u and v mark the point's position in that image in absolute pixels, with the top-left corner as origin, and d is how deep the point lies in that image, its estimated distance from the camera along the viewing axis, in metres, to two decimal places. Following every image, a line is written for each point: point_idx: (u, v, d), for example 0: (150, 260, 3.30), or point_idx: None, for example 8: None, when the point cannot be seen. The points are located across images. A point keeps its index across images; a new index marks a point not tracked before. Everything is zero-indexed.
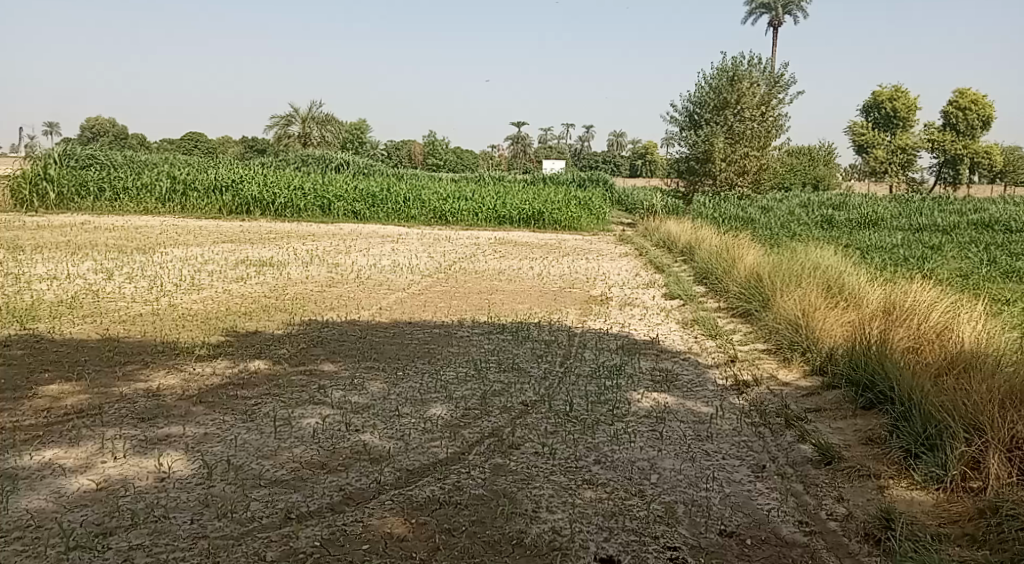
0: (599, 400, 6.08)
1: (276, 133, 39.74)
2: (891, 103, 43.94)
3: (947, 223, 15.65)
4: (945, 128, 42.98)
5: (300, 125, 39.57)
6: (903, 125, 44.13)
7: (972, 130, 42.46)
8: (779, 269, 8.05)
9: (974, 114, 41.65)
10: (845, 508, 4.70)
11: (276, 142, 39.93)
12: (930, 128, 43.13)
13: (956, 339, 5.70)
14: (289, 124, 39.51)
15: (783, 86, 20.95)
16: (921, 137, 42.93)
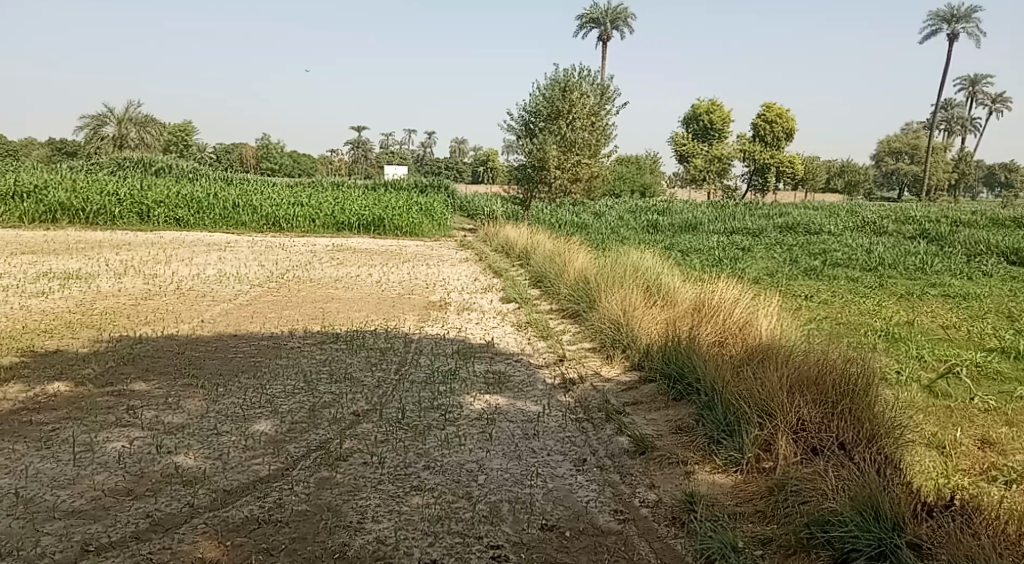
0: (431, 406, 6.09)
1: (87, 134, 36.67)
2: (708, 115, 47.35)
3: (756, 226, 17.12)
4: (756, 139, 47.08)
5: (116, 125, 36.79)
6: (721, 136, 47.69)
7: (777, 142, 46.80)
8: (604, 271, 8.43)
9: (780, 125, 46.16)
10: (656, 494, 5.04)
11: (87, 144, 36.82)
12: (742, 139, 47.11)
13: (755, 333, 6.23)
14: (101, 124, 36.65)
15: (611, 97, 21.96)
16: (734, 147, 46.74)
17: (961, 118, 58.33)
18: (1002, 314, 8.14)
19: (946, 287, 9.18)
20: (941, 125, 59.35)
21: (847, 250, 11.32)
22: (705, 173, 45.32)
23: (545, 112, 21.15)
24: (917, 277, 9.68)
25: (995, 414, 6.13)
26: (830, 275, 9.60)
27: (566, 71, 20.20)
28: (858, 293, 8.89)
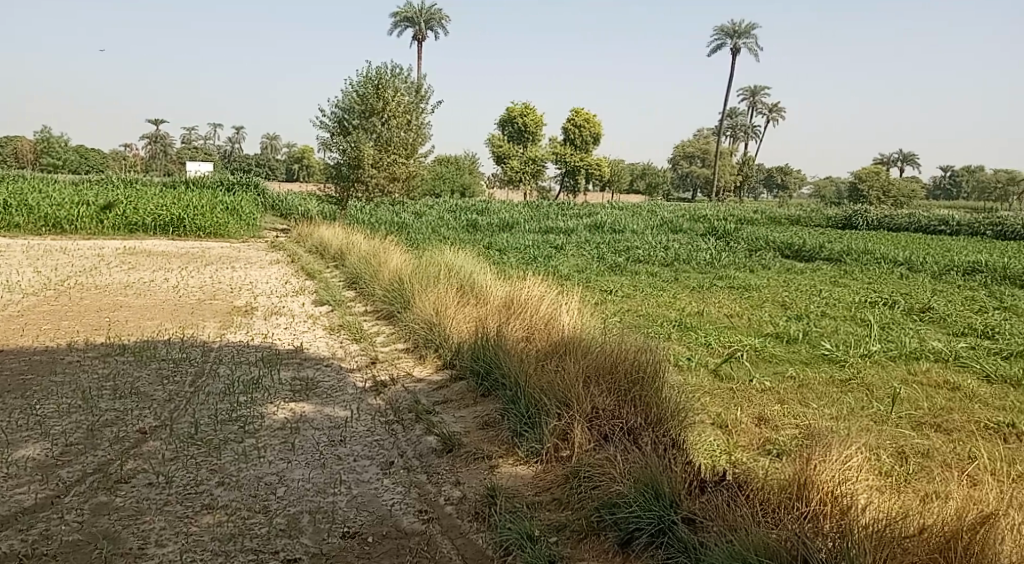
0: (229, 418, 5.77)
1: None
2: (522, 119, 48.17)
3: (568, 225, 17.95)
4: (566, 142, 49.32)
5: None
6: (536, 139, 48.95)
7: (586, 145, 49.34)
8: (418, 271, 8.43)
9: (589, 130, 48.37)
10: (461, 491, 5.12)
11: None
12: (554, 142, 49.17)
13: (557, 327, 6.51)
14: None
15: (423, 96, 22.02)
16: (547, 150, 48.70)
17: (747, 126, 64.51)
18: (777, 303, 9.09)
19: (732, 279, 10.11)
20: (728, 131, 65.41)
21: (647, 247, 12.15)
22: (521, 174, 47.00)
23: (359, 109, 20.67)
24: (708, 271, 10.58)
25: (770, 393, 6.82)
26: (633, 271, 10.25)
27: (378, 69, 19.90)
28: (657, 286, 9.57)
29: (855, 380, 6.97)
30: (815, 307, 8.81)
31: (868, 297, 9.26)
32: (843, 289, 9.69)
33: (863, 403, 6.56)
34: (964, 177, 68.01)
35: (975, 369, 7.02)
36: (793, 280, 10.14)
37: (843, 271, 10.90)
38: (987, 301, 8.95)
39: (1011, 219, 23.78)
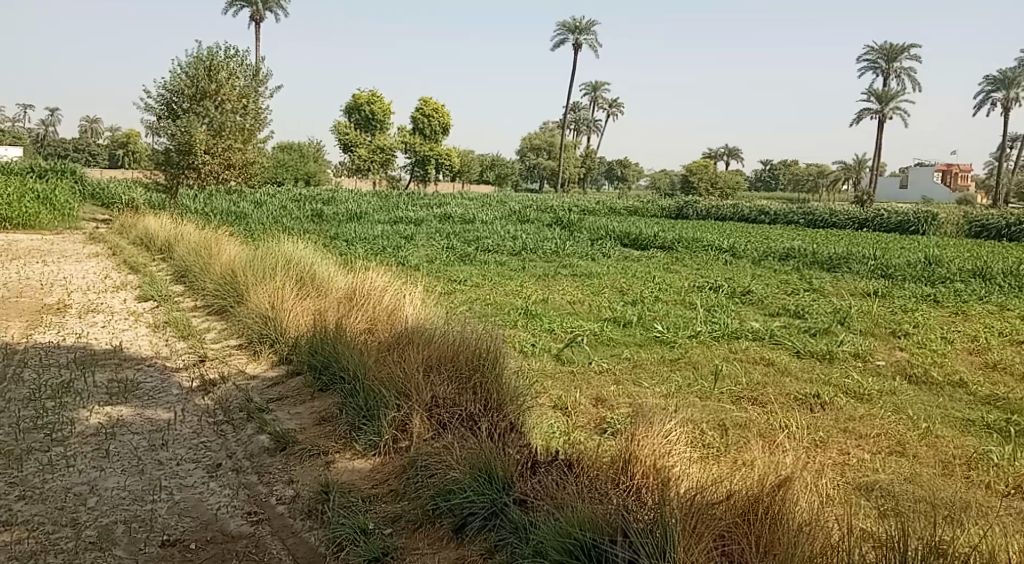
0: (34, 427, 5.29)
1: None
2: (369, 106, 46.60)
3: (417, 216, 17.84)
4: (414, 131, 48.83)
5: None
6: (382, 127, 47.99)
7: (435, 135, 49.04)
8: (254, 263, 8.08)
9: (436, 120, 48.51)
10: (293, 489, 4.99)
11: None
12: (402, 131, 48.56)
13: (398, 316, 6.48)
14: None
15: (263, 79, 19.84)
16: (395, 139, 48.04)
17: (588, 119, 66.72)
18: (616, 289, 9.52)
19: (574, 267, 10.48)
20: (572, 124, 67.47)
21: (494, 237, 12.34)
22: (369, 163, 46.07)
23: (187, 91, 18.41)
24: (551, 260, 10.91)
25: (607, 375, 7.14)
26: (480, 260, 10.39)
27: (208, 48, 17.89)
28: (503, 275, 9.76)
29: (684, 359, 7.45)
30: (650, 293, 9.32)
31: (697, 282, 9.91)
32: (675, 275, 10.32)
33: (689, 381, 7.01)
34: (781, 169, 73.75)
35: (787, 345, 7.68)
36: (631, 267, 10.67)
37: (675, 258, 11.60)
38: (798, 284, 9.84)
39: (817, 210, 26.25)
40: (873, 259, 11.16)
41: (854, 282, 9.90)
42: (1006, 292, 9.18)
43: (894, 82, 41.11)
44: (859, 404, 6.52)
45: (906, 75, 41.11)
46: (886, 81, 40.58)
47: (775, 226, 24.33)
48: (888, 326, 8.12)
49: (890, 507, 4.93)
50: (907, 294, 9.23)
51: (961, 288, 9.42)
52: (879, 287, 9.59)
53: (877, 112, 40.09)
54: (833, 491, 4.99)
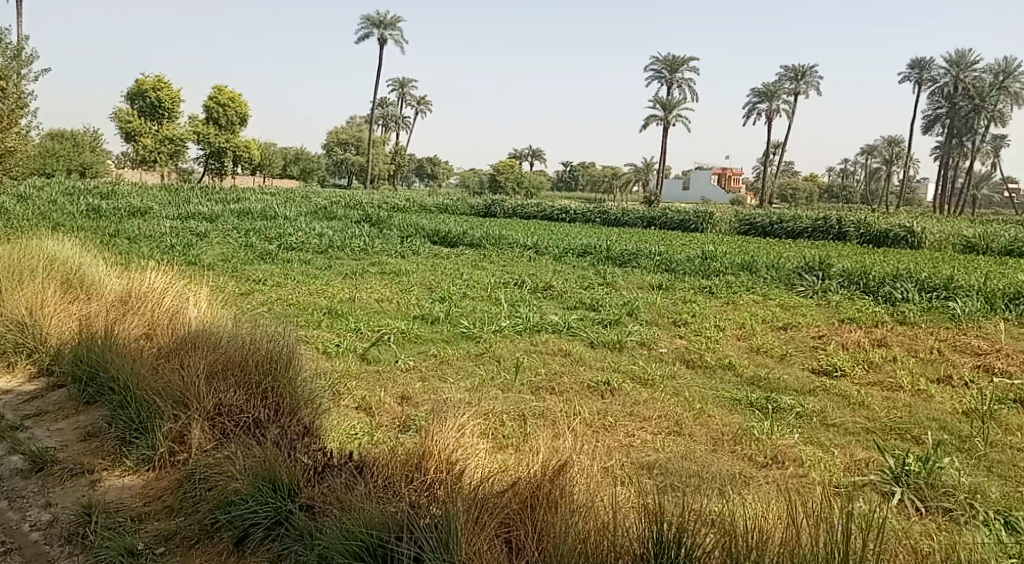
0: None
1: None
2: (155, 93, 42.45)
3: (214, 212, 16.86)
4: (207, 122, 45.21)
5: None
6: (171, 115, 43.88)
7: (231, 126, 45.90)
8: (9, 263, 7.23)
9: (234, 110, 44.95)
10: (50, 514, 4.57)
11: None
12: (193, 122, 44.83)
13: (181, 320, 6.08)
14: None
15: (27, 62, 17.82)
16: (187, 130, 44.43)
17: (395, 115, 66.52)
18: (424, 286, 9.57)
19: (382, 265, 10.44)
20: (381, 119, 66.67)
21: (301, 235, 12.03)
22: (155, 154, 42.28)
23: None
24: (360, 257, 10.82)
25: (412, 371, 7.08)
26: (284, 259, 10.15)
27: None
28: (307, 274, 9.54)
29: (488, 353, 7.59)
30: (456, 289, 9.46)
31: (501, 278, 10.22)
32: (481, 271, 10.58)
33: (491, 373, 7.15)
34: (579, 170, 76.60)
35: (582, 337, 8.10)
36: (440, 264, 10.85)
37: (483, 255, 11.91)
38: (594, 278, 10.46)
39: (612, 209, 27.92)
40: (660, 254, 12.09)
41: (642, 276, 10.69)
42: (768, 283, 10.32)
43: (678, 91, 44.58)
44: (644, 389, 7.01)
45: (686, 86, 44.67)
46: (670, 89, 43.90)
47: (574, 224, 25.58)
48: (670, 316, 8.82)
49: (665, 483, 5.34)
50: (688, 286, 10.10)
51: (731, 279, 10.47)
52: (664, 281, 10.41)
53: (663, 118, 43.30)
54: (617, 475, 5.28)
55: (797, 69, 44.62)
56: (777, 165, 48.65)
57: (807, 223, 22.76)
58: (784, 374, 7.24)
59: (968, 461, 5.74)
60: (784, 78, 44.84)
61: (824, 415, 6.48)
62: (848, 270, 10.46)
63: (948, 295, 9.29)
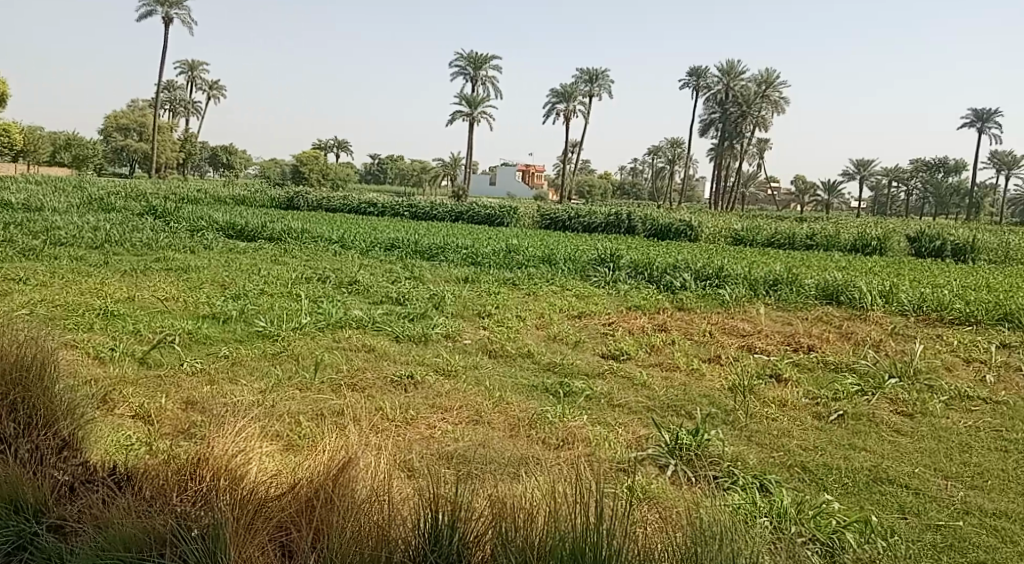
0: None
1: None
2: None
3: None
4: None
5: None
6: None
7: None
8: None
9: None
10: None
11: None
12: None
13: None
14: None
15: None
16: None
17: (183, 101, 62.48)
18: (216, 284, 9.11)
19: (169, 262, 9.91)
20: (166, 102, 61.91)
21: (73, 230, 11.05)
22: None
23: None
24: (144, 254, 10.22)
25: (200, 375, 6.65)
26: (51, 257, 9.37)
27: None
28: (79, 273, 8.86)
29: (286, 352, 7.31)
30: (253, 286, 9.09)
31: (303, 274, 9.95)
32: (281, 267, 10.28)
33: (289, 373, 6.88)
34: (388, 164, 75.72)
35: (386, 332, 8.05)
36: (236, 261, 10.39)
37: (284, 251, 11.58)
38: (400, 272, 10.48)
39: (420, 202, 28.18)
40: (466, 248, 12.34)
41: (448, 270, 10.84)
42: (565, 274, 10.85)
43: (483, 89, 45.39)
44: (446, 380, 7.08)
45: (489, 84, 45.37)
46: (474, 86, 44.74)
47: (380, 219, 25.39)
48: (474, 308, 8.99)
49: (462, 472, 5.39)
50: (492, 279, 10.37)
51: (533, 271, 10.89)
52: (470, 274, 10.62)
53: (467, 114, 43.90)
54: (413, 469, 5.23)
55: (593, 72, 46.98)
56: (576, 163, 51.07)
57: (601, 218, 24.19)
58: (578, 360, 7.63)
59: (732, 433, 6.35)
60: (580, 81, 47.07)
61: (611, 397, 6.90)
62: (636, 262, 11.25)
63: (719, 282, 10.25)
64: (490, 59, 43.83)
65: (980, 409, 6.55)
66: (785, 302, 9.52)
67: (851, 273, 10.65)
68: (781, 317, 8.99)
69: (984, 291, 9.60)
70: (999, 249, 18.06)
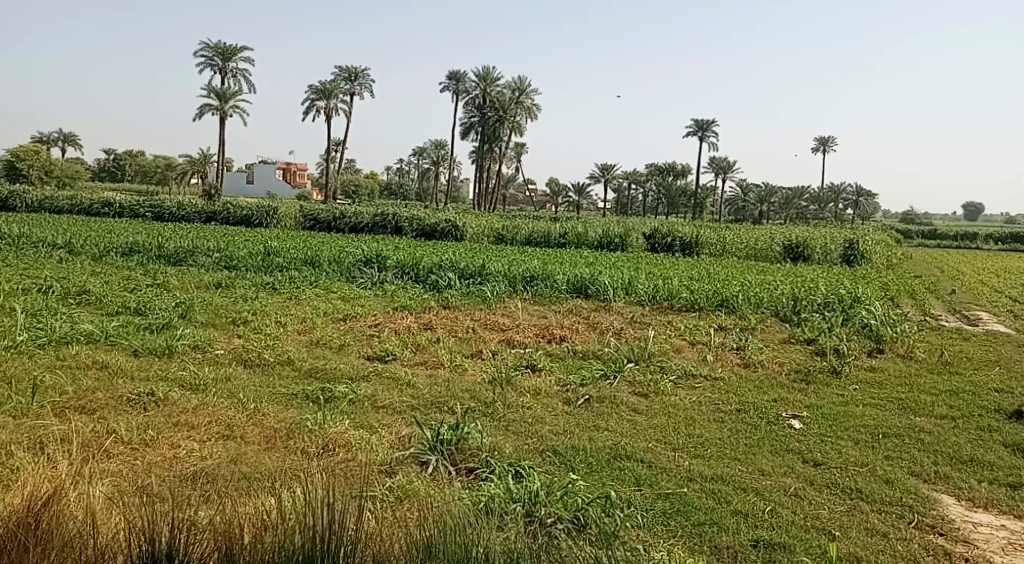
0: None
1: None
2: None
3: None
4: None
5: None
6: None
7: None
8: None
9: None
10: None
11: None
12: None
13: None
14: None
15: None
16: None
17: None
18: None
19: None
20: None
21: None
22: None
23: None
24: None
25: None
26: None
27: None
28: None
29: None
30: None
31: (20, 286, 8.81)
32: None
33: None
34: (123, 159, 68.05)
35: (124, 346, 7.33)
36: None
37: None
38: (141, 280, 9.70)
39: (164, 202, 26.71)
40: (219, 250, 11.71)
41: (198, 276, 10.23)
42: (328, 277, 10.71)
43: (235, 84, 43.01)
44: (194, 395, 6.57)
45: (243, 78, 43.06)
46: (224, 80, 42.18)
47: (116, 221, 23.08)
48: (228, 315, 8.53)
49: (207, 491, 4.98)
50: (248, 284, 9.95)
51: (293, 274, 10.63)
52: (223, 279, 10.10)
53: (217, 109, 41.27)
54: (148, 494, 4.78)
55: (351, 70, 46.40)
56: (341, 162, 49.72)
57: (368, 219, 24.39)
58: (340, 363, 7.46)
59: (491, 424, 6.52)
60: (339, 77, 46.18)
61: (375, 399, 6.76)
62: (400, 262, 11.36)
63: (481, 280, 10.63)
64: (241, 50, 41.64)
65: (702, 385, 7.41)
66: (541, 297, 10.12)
67: (598, 267, 11.58)
68: (538, 311, 9.53)
69: (705, 280, 10.93)
70: (716, 244, 20.81)
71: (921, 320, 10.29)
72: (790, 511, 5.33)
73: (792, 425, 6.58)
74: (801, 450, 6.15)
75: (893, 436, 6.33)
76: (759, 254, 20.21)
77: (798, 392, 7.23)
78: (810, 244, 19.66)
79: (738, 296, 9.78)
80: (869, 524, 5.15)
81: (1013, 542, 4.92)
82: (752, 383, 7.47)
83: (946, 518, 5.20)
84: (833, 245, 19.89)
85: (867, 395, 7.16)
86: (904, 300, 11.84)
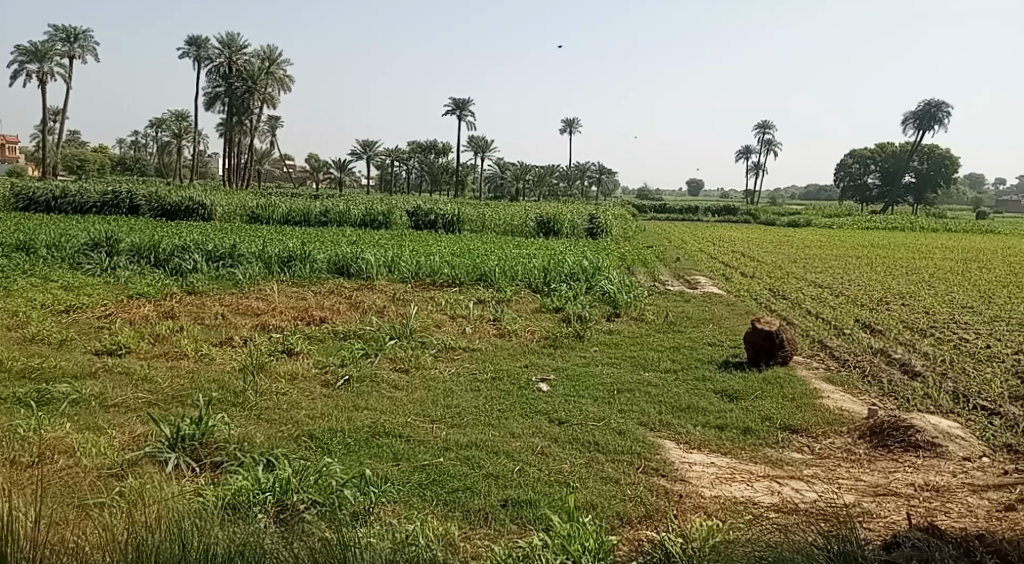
0: None
1: None
2: None
3: None
4: None
5: None
6: None
7: None
8: None
9: None
10: None
11: None
12: None
13: None
14: None
15: None
16: None
17: None
18: None
19: None
20: None
21: None
22: None
23: None
24: None
25: None
26: None
27: None
28: None
29: None
30: None
31: None
32: None
33: None
34: None
35: None
36: None
37: None
38: None
39: None
40: None
41: None
42: (48, 265, 9.66)
43: None
44: None
45: None
46: None
47: None
48: None
49: None
50: None
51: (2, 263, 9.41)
52: None
53: None
54: None
55: (68, 31, 41.26)
56: (61, 137, 43.57)
57: (96, 197, 21.82)
58: (62, 361, 6.71)
59: (241, 414, 6.17)
60: (53, 39, 40.85)
61: (104, 398, 6.15)
62: (136, 244, 10.52)
63: (232, 261, 10.12)
64: None
65: (460, 356, 7.66)
66: (299, 279, 9.85)
67: (360, 246, 11.49)
68: (295, 292, 9.28)
69: (465, 256, 11.29)
70: (476, 220, 21.64)
71: (651, 286, 11.51)
72: (537, 468, 5.66)
73: (541, 388, 7.02)
74: (547, 410, 6.58)
75: (626, 391, 7.00)
76: (515, 229, 21.39)
77: (547, 357, 7.73)
78: (559, 220, 21.11)
79: (495, 270, 10.26)
80: (604, 473, 5.61)
81: (719, 476, 5.64)
82: (505, 351, 7.85)
83: (667, 461, 5.83)
84: (578, 220, 21.44)
85: (605, 355, 7.87)
86: (639, 269, 13.12)
